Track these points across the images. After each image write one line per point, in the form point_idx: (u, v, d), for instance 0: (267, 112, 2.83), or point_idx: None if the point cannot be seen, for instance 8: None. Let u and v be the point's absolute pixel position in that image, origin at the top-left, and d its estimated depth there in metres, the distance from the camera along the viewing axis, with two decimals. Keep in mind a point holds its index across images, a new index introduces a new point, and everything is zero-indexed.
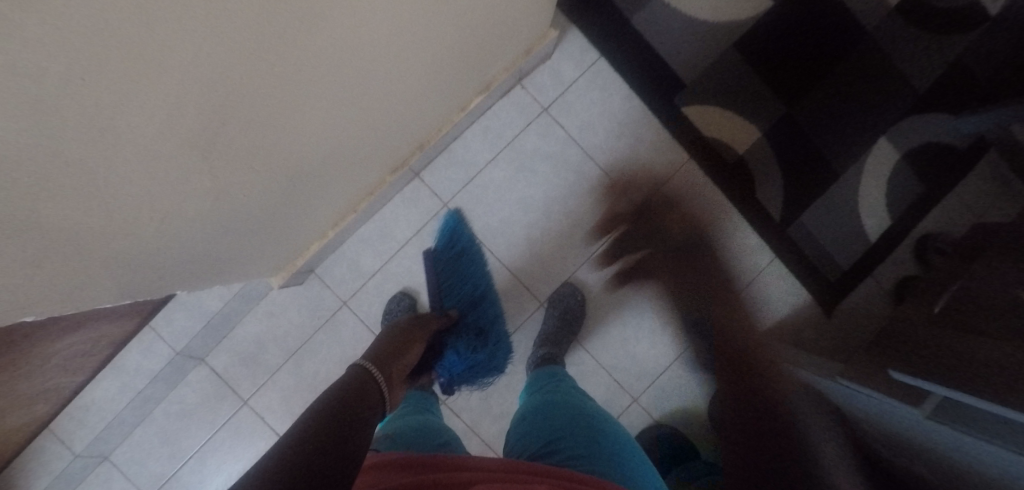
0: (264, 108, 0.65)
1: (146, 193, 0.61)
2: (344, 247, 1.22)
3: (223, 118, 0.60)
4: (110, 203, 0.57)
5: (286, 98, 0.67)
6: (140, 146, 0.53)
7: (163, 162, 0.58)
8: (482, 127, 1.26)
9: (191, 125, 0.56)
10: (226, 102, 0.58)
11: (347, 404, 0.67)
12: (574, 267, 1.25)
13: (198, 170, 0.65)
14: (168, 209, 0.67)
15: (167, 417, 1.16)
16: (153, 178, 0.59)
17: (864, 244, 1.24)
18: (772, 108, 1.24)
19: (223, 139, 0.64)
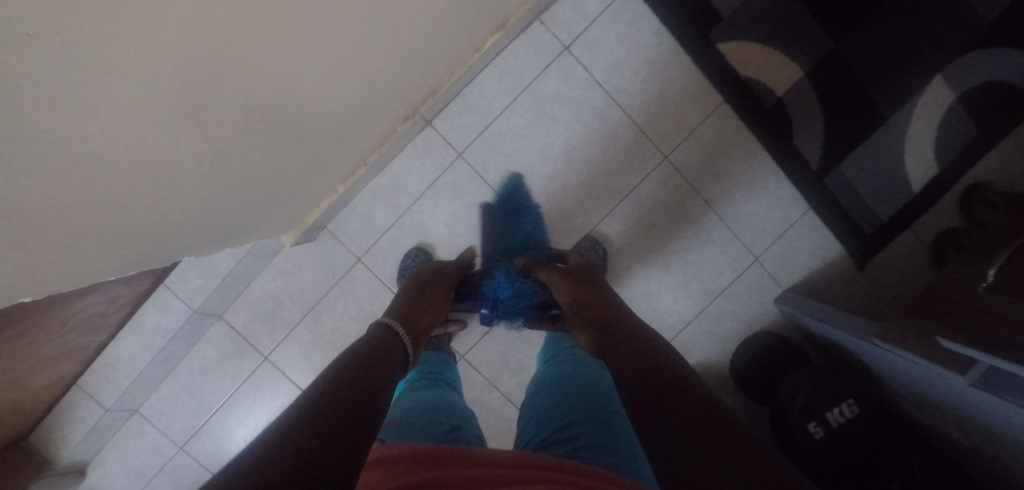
0: (253, 62, 0.58)
1: (141, 172, 0.56)
2: (356, 202, 1.18)
3: (206, 74, 0.54)
4: (102, 187, 0.53)
5: (275, 49, 0.60)
6: (118, 115, 0.48)
7: (151, 134, 0.54)
8: (498, 69, 1.16)
9: (172, 81, 0.51)
10: (205, 55, 0.52)
11: (366, 366, 0.61)
12: (596, 220, 1.20)
13: (194, 140, 0.60)
14: (169, 187, 0.62)
15: (190, 371, 1.21)
16: (145, 154, 0.55)
17: (907, 194, 1.15)
18: (818, 42, 1.12)
19: (214, 100, 0.58)
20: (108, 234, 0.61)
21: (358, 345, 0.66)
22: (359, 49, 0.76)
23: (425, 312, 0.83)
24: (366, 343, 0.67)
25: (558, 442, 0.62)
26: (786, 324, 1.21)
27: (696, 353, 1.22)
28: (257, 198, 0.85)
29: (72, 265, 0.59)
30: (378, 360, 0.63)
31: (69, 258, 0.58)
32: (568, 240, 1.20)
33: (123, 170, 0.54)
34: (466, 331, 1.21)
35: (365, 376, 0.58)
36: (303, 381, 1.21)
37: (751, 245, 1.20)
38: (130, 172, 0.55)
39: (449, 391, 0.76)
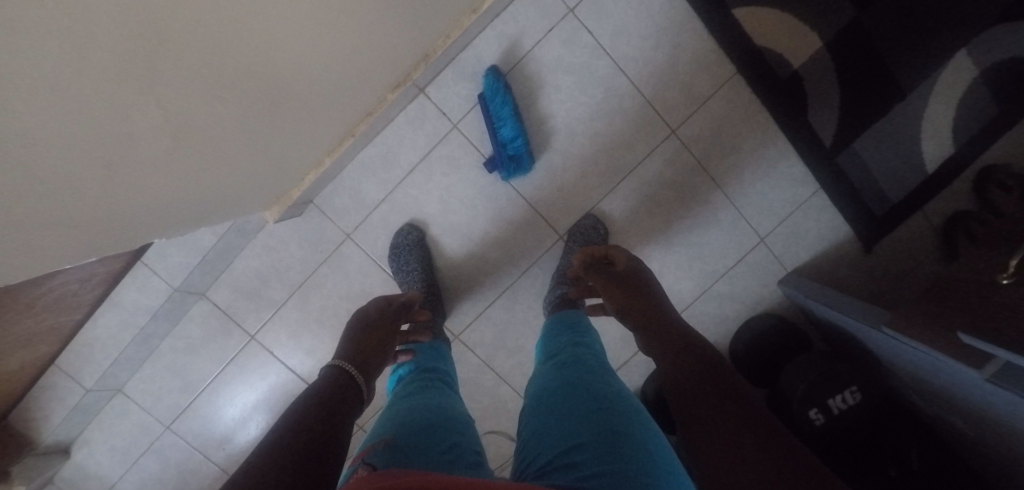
0: (217, 21, 0.51)
1: (86, 152, 0.49)
2: (344, 174, 1.12)
3: (157, 36, 0.46)
4: (40, 171, 0.46)
5: (243, 7, 0.52)
6: (47, 81, 0.41)
7: (96, 106, 0.46)
8: (496, 32, 1.08)
9: (109, 38, 0.42)
10: (151, 10, 0.44)
11: (318, 414, 0.58)
12: (597, 197, 1.14)
13: (153, 118, 0.52)
14: (126, 168, 0.55)
15: (173, 351, 1.16)
16: (89, 131, 0.47)
17: (920, 175, 1.10)
18: (839, 10, 1.05)
19: (171, 68, 0.50)
20: (60, 224, 0.54)
21: (307, 397, 0.60)
22: (342, 9, 0.68)
23: (389, 340, 0.77)
24: (316, 390, 0.62)
25: (562, 465, 0.54)
26: (788, 305, 1.18)
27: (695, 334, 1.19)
28: (234, 179, 0.78)
29: (25, 260, 0.53)
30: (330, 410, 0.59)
31: (16, 255, 0.52)
32: (567, 219, 1.15)
33: (60, 150, 0.46)
34: (461, 311, 1.17)
35: (316, 434, 0.54)
36: (292, 360, 1.18)
37: (757, 225, 1.16)
38: (68, 153, 0.47)
39: (438, 397, 0.69)
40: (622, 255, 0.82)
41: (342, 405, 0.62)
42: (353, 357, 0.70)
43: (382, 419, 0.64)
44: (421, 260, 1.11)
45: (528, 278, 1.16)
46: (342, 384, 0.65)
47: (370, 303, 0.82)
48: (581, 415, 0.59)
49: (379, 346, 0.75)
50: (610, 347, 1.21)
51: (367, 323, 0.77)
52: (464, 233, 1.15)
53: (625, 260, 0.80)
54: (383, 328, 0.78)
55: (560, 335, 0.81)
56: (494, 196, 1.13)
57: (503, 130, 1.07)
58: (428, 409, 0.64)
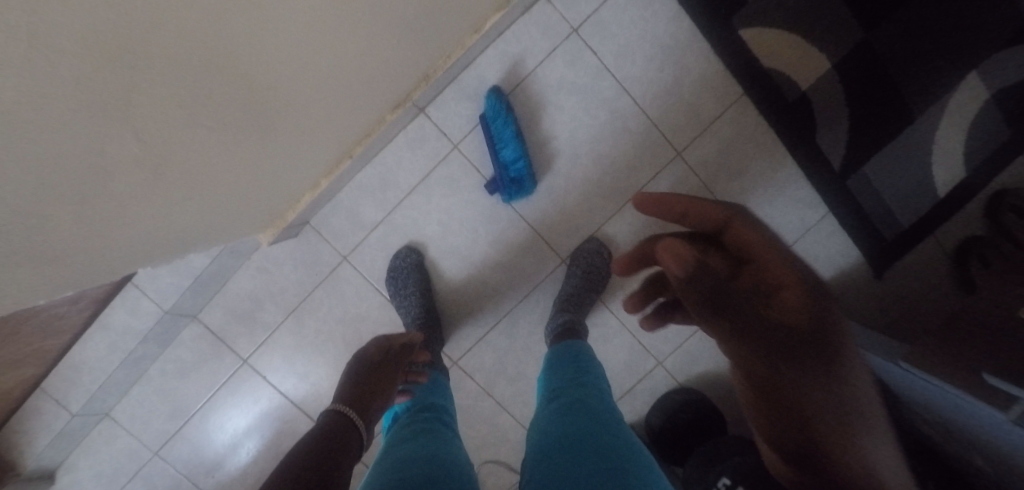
0: (198, 47, 0.48)
1: (59, 187, 0.45)
2: (341, 196, 1.09)
3: (132, 65, 0.43)
4: (13, 210, 0.43)
5: (226, 31, 0.50)
6: (22, 124, 0.38)
7: (68, 140, 0.43)
8: (499, 52, 1.06)
9: (84, 77, 0.40)
10: (126, 37, 0.41)
11: (310, 469, 0.55)
12: (601, 220, 1.11)
13: (130, 149, 0.49)
14: (102, 200, 0.52)
15: (164, 375, 1.13)
16: (61, 165, 0.44)
17: (931, 199, 1.07)
18: (848, 32, 1.02)
19: (149, 98, 0.47)
20: (35, 262, 0.50)
21: (299, 450, 0.58)
22: (338, 31, 0.66)
23: (390, 381, 0.73)
24: (309, 442, 0.60)
25: None
26: None
27: (701, 361, 1.16)
28: (221, 206, 0.75)
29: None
30: (321, 464, 0.57)
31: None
32: (569, 242, 1.12)
33: (31, 188, 0.43)
34: (460, 336, 1.14)
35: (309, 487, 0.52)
36: (285, 385, 1.14)
37: None
38: (38, 191, 0.44)
39: (439, 438, 0.68)
40: (748, 229, 0.54)
41: (341, 457, 0.60)
42: (349, 408, 0.68)
43: (379, 465, 0.62)
44: (420, 283, 1.09)
45: (529, 302, 1.13)
46: (338, 434, 0.63)
47: (370, 343, 0.78)
48: (590, 463, 0.61)
49: (382, 388, 0.72)
50: (613, 374, 1.17)
51: (374, 362, 0.75)
52: (465, 257, 1.12)
53: (799, 296, 0.48)
54: (388, 367, 0.75)
55: (565, 370, 0.85)
56: (495, 218, 1.10)
57: (504, 150, 1.04)
58: (427, 454, 0.63)
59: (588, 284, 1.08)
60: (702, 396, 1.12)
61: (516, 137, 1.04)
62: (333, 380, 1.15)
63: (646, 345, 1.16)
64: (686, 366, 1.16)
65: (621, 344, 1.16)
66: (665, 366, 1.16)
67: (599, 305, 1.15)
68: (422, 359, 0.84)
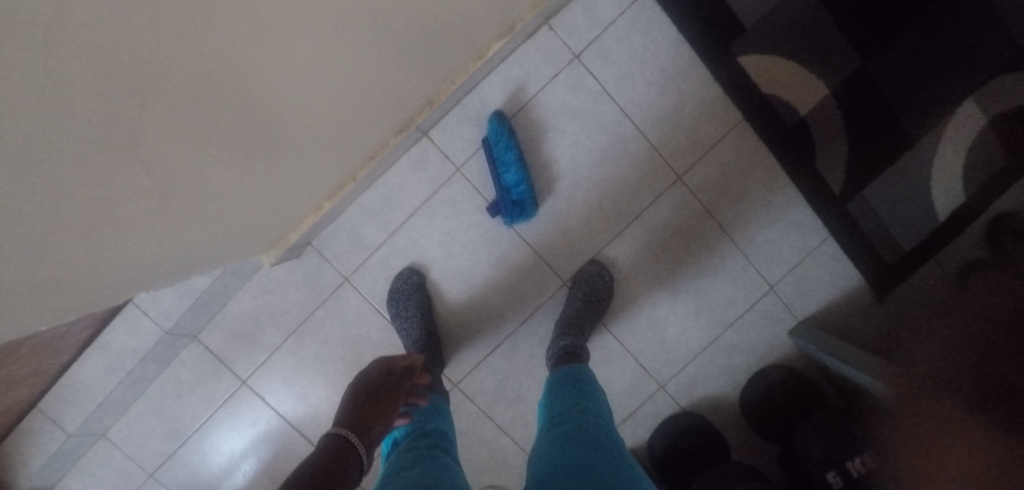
0: (206, 84, 0.49)
1: (66, 216, 0.46)
2: (344, 217, 1.10)
3: (141, 102, 0.44)
4: (21, 238, 0.43)
5: (233, 69, 0.50)
6: (34, 159, 0.39)
7: (76, 173, 0.44)
8: (501, 77, 1.08)
9: (96, 114, 0.41)
10: (137, 79, 0.42)
11: None
12: (602, 243, 1.12)
13: (136, 180, 0.50)
14: (109, 227, 0.53)
15: (161, 395, 1.12)
16: (68, 196, 0.45)
17: (931, 224, 1.07)
18: (845, 59, 1.04)
19: (156, 131, 0.48)
20: (38, 289, 0.51)
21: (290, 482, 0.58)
22: (347, 60, 0.67)
23: (387, 408, 0.72)
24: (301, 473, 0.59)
25: None
26: (799, 356, 1.15)
27: (703, 385, 1.15)
28: (223, 231, 0.76)
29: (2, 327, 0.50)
30: None
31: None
32: (571, 264, 1.12)
33: (36, 219, 0.43)
34: (460, 358, 1.14)
35: None
36: (283, 407, 1.14)
37: (766, 273, 1.13)
38: (44, 221, 0.45)
39: (438, 465, 0.67)
40: None
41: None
42: (344, 436, 0.67)
43: None
44: (421, 306, 1.09)
45: (530, 325, 1.13)
46: (331, 465, 0.62)
47: (369, 367, 0.78)
48: None
49: (379, 414, 0.71)
50: (614, 398, 1.16)
51: (373, 387, 0.74)
52: (466, 279, 1.12)
53: None
54: (387, 393, 0.74)
55: (567, 397, 0.84)
56: (496, 240, 1.11)
57: (506, 173, 1.05)
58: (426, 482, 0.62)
59: (589, 307, 1.07)
60: (704, 421, 1.11)
61: (517, 161, 1.05)
62: (332, 402, 1.14)
63: (648, 369, 1.15)
64: (688, 390, 1.15)
65: (623, 367, 1.16)
66: (667, 390, 1.16)
67: (600, 328, 1.15)
68: (422, 382, 0.82)
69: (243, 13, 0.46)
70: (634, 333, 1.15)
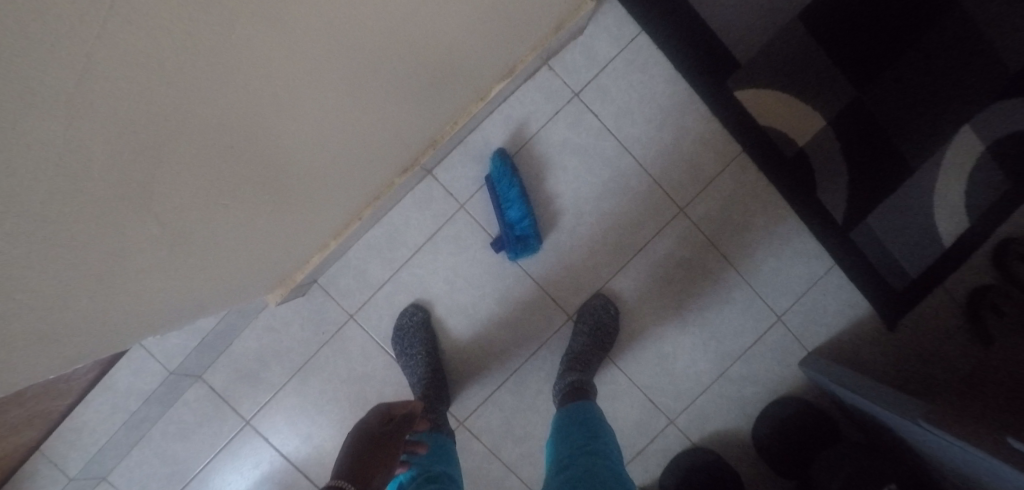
0: (220, 136, 0.51)
1: (80, 269, 0.47)
2: (349, 255, 1.10)
3: (157, 159, 0.45)
4: (36, 290, 0.44)
5: (246, 122, 0.52)
6: (53, 216, 0.40)
7: (91, 228, 0.45)
8: (504, 116, 1.10)
9: (116, 173, 0.42)
10: (153, 139, 0.43)
11: None
12: (607, 276, 1.12)
13: (149, 230, 0.51)
14: (121, 277, 0.53)
15: (164, 436, 1.11)
16: (81, 251, 0.46)
17: (936, 250, 1.07)
18: (840, 92, 1.06)
19: (170, 185, 0.49)
20: (47, 339, 0.51)
21: None
22: (355, 108, 0.69)
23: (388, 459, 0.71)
24: None
25: None
26: (811, 388, 1.13)
27: (713, 419, 1.13)
28: (231, 274, 0.77)
29: (12, 377, 0.50)
30: None
31: (12, 370, 0.49)
32: (576, 298, 1.12)
33: (51, 273, 0.44)
34: (466, 395, 1.13)
35: None
36: (287, 447, 1.12)
37: (773, 304, 1.13)
38: (55, 273, 0.45)
39: None
40: None
41: None
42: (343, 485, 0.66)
43: None
44: (426, 343, 1.09)
45: (536, 360, 1.12)
46: None
47: (369, 415, 0.77)
48: None
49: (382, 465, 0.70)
50: (624, 435, 1.14)
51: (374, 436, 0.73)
52: (471, 315, 1.12)
53: None
54: (388, 443, 0.73)
55: (575, 443, 0.84)
56: (501, 275, 1.11)
57: (509, 210, 1.06)
58: None
59: (594, 342, 1.07)
60: (715, 456, 1.09)
61: (519, 197, 1.06)
62: (337, 442, 1.13)
63: (657, 403, 1.14)
64: (699, 424, 1.13)
65: (631, 402, 1.14)
66: (677, 425, 1.13)
67: (608, 363, 1.14)
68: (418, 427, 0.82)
69: (252, 70, 0.48)
70: (642, 367, 1.14)
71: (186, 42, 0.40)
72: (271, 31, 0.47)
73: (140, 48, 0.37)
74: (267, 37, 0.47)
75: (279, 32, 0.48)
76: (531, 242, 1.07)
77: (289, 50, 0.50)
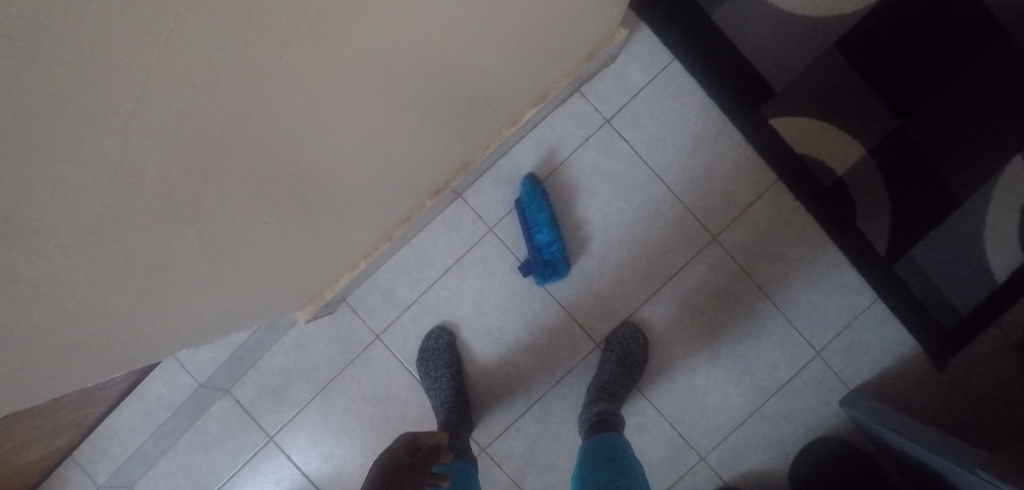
0: (262, 156, 0.52)
1: (124, 281, 0.49)
2: (378, 275, 1.11)
3: (202, 176, 0.47)
4: (82, 299, 0.46)
5: (288, 142, 0.54)
6: (103, 228, 0.42)
7: (136, 242, 0.46)
8: (535, 141, 1.11)
9: (165, 189, 0.44)
10: (199, 156, 0.45)
11: None
12: (636, 304, 1.10)
13: (189, 245, 0.52)
14: (158, 290, 0.55)
15: (190, 448, 1.12)
16: (125, 264, 0.47)
17: (989, 286, 1.01)
18: (881, 121, 1.03)
19: (212, 201, 0.51)
20: (87, 349, 0.53)
21: None
22: (391, 130, 0.71)
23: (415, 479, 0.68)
24: None
25: None
26: (852, 429, 1.07)
27: (747, 458, 1.08)
28: (264, 290, 0.78)
29: (54, 384, 0.52)
30: None
31: (55, 378, 0.51)
32: (604, 325, 1.10)
33: (97, 283, 0.46)
34: (489, 421, 1.11)
35: None
36: (309, 466, 1.12)
37: (811, 338, 1.08)
38: (100, 285, 0.46)
39: None
40: None
41: None
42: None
43: None
44: (451, 366, 1.08)
45: (562, 388, 1.10)
46: None
47: (394, 446, 0.75)
48: None
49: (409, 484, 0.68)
50: (652, 470, 1.10)
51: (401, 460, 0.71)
52: (497, 339, 1.11)
53: None
54: (416, 467, 0.71)
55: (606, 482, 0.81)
56: (528, 300, 1.10)
57: (539, 234, 1.06)
58: None
59: (623, 371, 1.05)
60: None
61: (548, 222, 1.06)
62: (357, 463, 1.12)
63: (687, 438, 1.09)
64: (731, 462, 1.08)
65: (660, 436, 1.10)
66: (708, 462, 1.09)
67: (636, 394, 1.10)
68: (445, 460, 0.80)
69: (295, 95, 0.49)
70: (672, 399, 1.10)
71: (237, 66, 0.41)
72: (317, 58, 0.48)
73: (196, 71, 0.38)
74: (312, 63, 0.48)
75: (324, 60, 0.49)
76: (560, 267, 1.07)
77: (332, 74, 0.52)
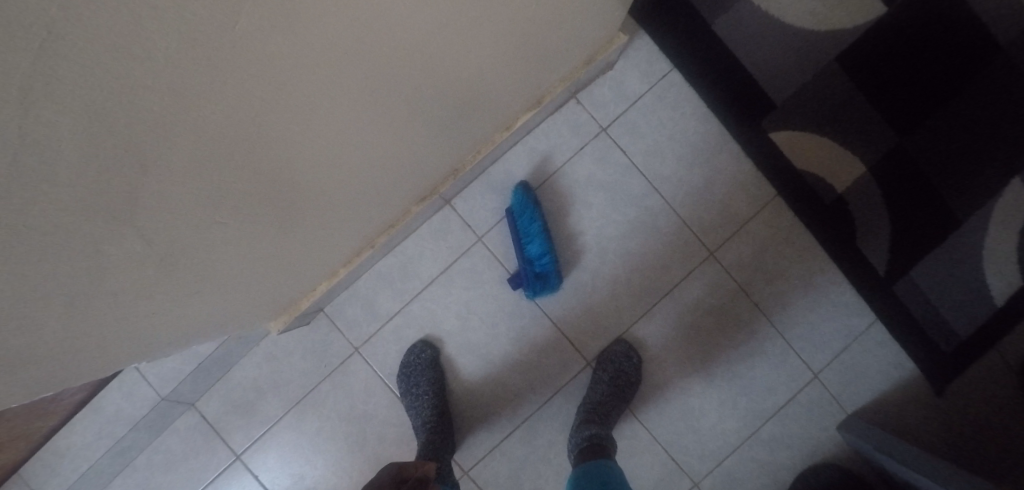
0: (231, 152, 0.47)
1: (64, 288, 0.43)
2: (358, 285, 1.05)
3: (159, 171, 0.41)
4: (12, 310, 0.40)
5: (263, 139, 0.49)
6: (36, 228, 0.36)
7: (72, 241, 0.40)
8: (527, 148, 1.06)
9: (112, 185, 0.38)
10: (157, 150, 0.39)
11: None
12: (629, 320, 1.05)
13: (141, 251, 0.47)
14: (101, 298, 0.48)
15: (149, 466, 1.04)
16: (62, 270, 0.41)
17: (988, 309, 0.99)
18: (883, 138, 1.00)
19: (170, 200, 0.45)
20: (19, 366, 0.46)
21: None
22: (376, 128, 0.66)
23: None
24: None
25: None
26: (849, 456, 1.03)
27: (741, 484, 1.04)
28: (230, 299, 0.72)
29: None
30: None
31: None
32: (595, 343, 1.05)
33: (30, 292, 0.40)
34: (472, 442, 1.05)
35: None
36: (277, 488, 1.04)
37: (808, 360, 1.05)
38: (30, 291, 0.40)
39: None
40: None
41: None
42: None
43: None
44: (433, 383, 1.02)
45: (550, 407, 1.05)
46: None
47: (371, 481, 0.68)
48: None
49: None
50: None
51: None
52: (483, 355, 1.05)
53: None
54: None
55: None
56: (517, 314, 1.05)
57: (530, 246, 1.01)
58: None
59: (615, 392, 1.00)
60: None
61: (540, 233, 1.01)
62: (330, 485, 1.05)
63: (680, 463, 1.04)
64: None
65: (652, 460, 1.05)
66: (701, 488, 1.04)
67: (626, 415, 1.05)
68: None
69: (270, 86, 0.44)
70: (665, 421, 1.05)
71: (202, 47, 0.35)
72: (298, 48, 0.43)
73: (150, 45, 0.32)
74: (291, 52, 0.43)
75: (307, 50, 0.44)
76: (551, 280, 1.02)
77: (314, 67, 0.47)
